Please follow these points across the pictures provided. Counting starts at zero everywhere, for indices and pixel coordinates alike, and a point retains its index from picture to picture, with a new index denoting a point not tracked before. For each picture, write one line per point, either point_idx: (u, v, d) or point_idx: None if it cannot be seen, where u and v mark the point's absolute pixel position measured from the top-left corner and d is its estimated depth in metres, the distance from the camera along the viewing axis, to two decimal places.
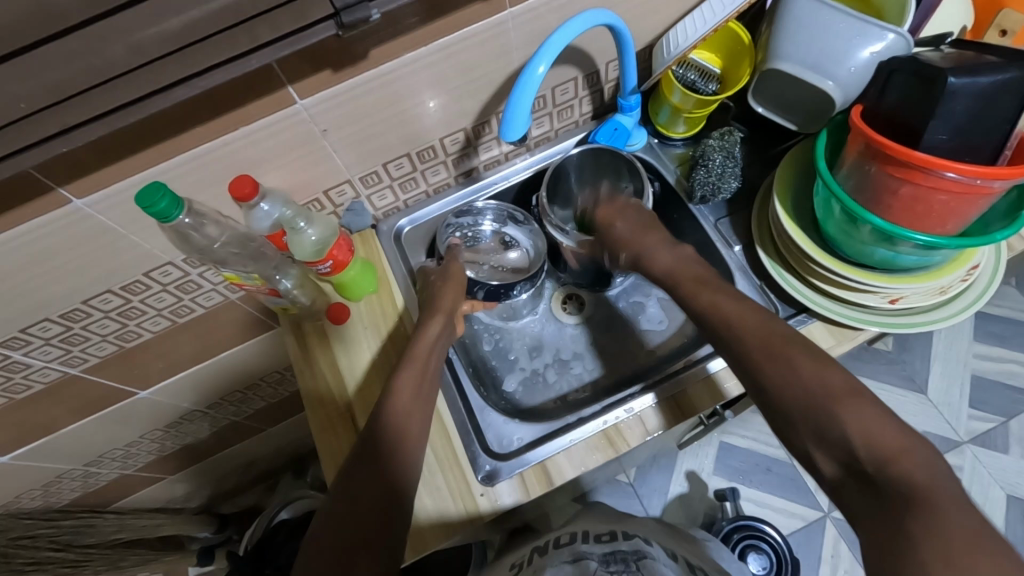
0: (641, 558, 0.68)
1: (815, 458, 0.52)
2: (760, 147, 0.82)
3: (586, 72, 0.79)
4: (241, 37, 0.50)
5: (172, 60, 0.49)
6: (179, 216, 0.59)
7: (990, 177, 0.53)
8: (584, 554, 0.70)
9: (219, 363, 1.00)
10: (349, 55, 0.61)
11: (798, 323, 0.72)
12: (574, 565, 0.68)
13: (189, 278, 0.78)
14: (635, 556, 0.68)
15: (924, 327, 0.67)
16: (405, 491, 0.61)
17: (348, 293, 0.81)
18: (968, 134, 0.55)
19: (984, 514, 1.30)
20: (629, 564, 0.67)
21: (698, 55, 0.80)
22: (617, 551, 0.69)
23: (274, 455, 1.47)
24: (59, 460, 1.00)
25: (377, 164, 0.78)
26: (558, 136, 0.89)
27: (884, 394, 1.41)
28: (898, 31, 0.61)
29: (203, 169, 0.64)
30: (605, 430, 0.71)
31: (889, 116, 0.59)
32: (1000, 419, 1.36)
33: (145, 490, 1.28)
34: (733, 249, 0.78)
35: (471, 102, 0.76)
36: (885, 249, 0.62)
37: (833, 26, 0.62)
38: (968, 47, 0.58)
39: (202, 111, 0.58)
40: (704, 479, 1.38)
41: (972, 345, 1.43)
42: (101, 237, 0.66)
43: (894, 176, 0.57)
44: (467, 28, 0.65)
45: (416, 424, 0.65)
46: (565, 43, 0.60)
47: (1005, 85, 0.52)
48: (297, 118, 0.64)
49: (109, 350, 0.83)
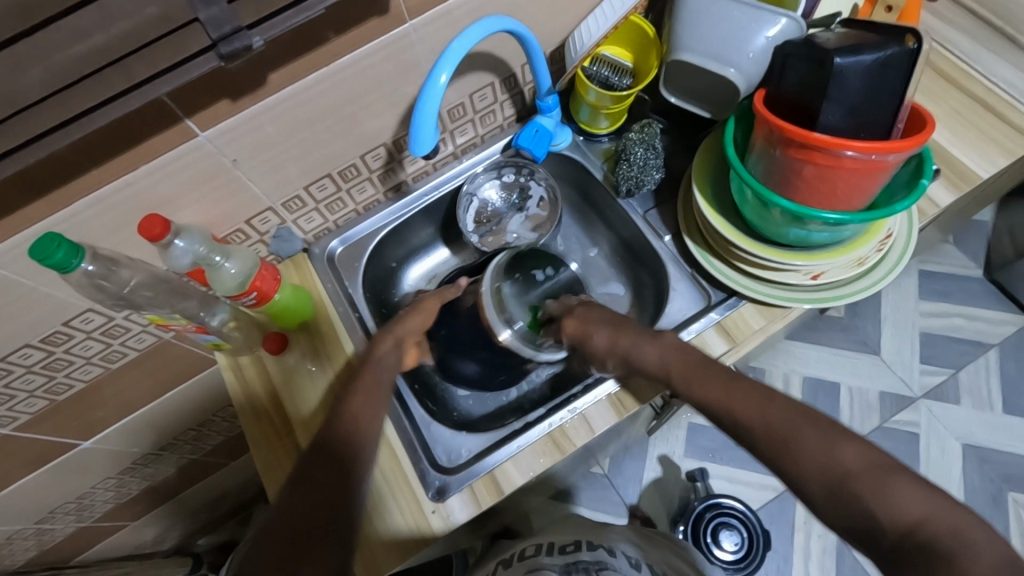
0: (601, 568, 0.71)
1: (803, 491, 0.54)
2: (680, 136, 0.83)
3: (502, 75, 0.79)
4: (116, 78, 0.48)
5: (40, 108, 0.47)
6: (80, 264, 0.57)
7: (883, 152, 0.54)
8: (544, 565, 0.72)
9: (166, 403, 0.97)
10: (245, 82, 0.59)
11: (730, 306, 0.73)
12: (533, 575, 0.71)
13: (115, 323, 0.76)
14: (596, 565, 0.72)
15: (847, 299, 0.68)
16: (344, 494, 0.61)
17: (282, 321, 0.79)
18: (861, 110, 0.56)
19: (943, 465, 1.35)
20: (590, 572, 0.70)
21: (608, 49, 0.80)
22: (578, 562, 0.72)
23: (243, 487, 1.44)
24: (6, 522, 0.96)
25: (299, 188, 0.76)
26: (484, 142, 0.89)
27: (838, 360, 1.45)
28: (790, 15, 0.62)
29: (107, 211, 0.62)
30: (551, 433, 0.71)
31: (788, 100, 0.60)
32: (949, 372, 1.41)
33: (110, 539, 1.24)
34: (663, 239, 0.79)
35: (387, 116, 0.75)
36: (798, 228, 0.63)
37: (727, 15, 0.63)
38: (855, 25, 0.59)
39: (93, 153, 0.56)
40: (676, 462, 1.39)
41: (918, 303, 1.48)
42: (7, 292, 0.63)
43: (797, 158, 0.58)
44: (368, 44, 0.64)
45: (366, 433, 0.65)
46: (466, 51, 0.60)
47: (888, 62, 0.54)
48: (200, 151, 0.63)
49: (40, 405, 0.80)
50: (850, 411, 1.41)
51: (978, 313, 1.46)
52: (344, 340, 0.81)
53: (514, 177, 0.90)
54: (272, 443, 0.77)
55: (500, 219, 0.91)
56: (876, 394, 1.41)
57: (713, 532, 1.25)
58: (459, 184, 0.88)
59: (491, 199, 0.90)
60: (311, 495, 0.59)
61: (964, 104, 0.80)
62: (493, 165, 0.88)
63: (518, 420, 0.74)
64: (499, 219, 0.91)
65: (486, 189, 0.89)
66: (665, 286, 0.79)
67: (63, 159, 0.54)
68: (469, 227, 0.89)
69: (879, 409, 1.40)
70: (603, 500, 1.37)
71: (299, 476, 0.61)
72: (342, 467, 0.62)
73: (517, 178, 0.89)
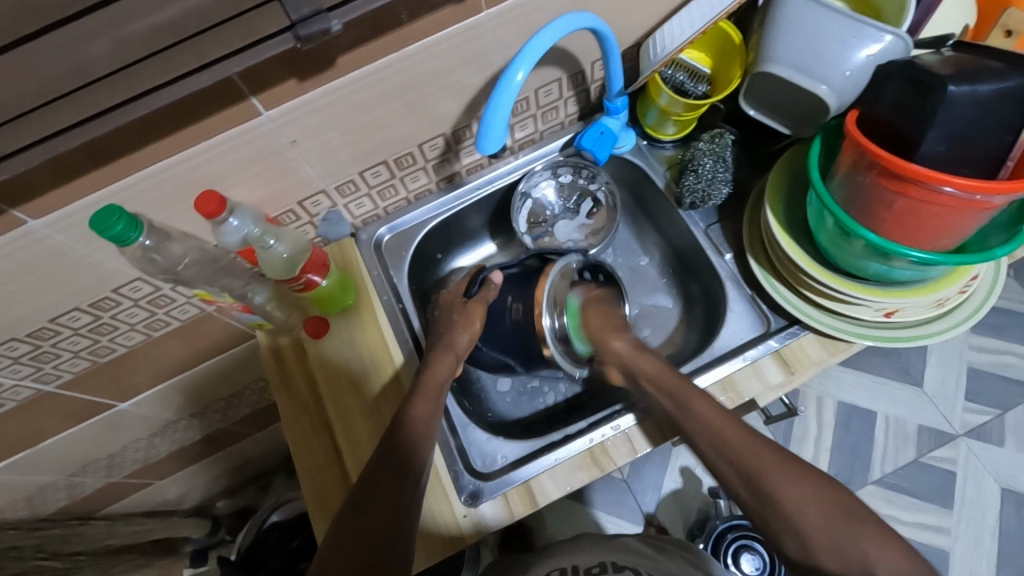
0: None
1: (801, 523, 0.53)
2: (752, 148, 0.79)
3: (571, 72, 0.76)
4: (189, 54, 0.46)
5: (113, 81, 0.45)
6: (137, 238, 0.57)
7: (989, 192, 0.50)
8: None
9: (203, 371, 0.98)
10: (314, 64, 0.57)
11: (789, 336, 0.70)
12: None
13: (161, 293, 0.75)
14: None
15: (919, 340, 0.64)
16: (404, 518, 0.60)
17: (326, 305, 0.78)
18: (971, 145, 0.52)
19: (979, 507, 1.30)
20: None
21: (688, 54, 0.77)
22: None
23: (266, 454, 1.46)
24: (43, 471, 0.98)
25: (353, 173, 0.74)
26: (543, 138, 0.86)
27: (880, 389, 1.39)
28: (896, 33, 0.57)
29: (166, 183, 0.61)
30: (590, 449, 0.69)
31: (885, 125, 0.56)
32: (996, 412, 1.35)
33: (136, 495, 1.26)
34: (723, 257, 0.76)
35: (449, 106, 0.72)
36: (878, 263, 0.59)
37: (827, 27, 0.59)
38: (970, 50, 0.55)
39: (158, 126, 0.55)
40: (698, 475, 1.36)
41: (969, 337, 1.41)
42: (61, 256, 0.63)
43: (889, 188, 0.54)
44: (439, 32, 0.61)
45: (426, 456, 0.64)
46: (545, 48, 0.57)
47: (1005, 94, 0.49)
48: (263, 129, 0.61)
49: (82, 366, 0.81)
50: (886, 442, 1.35)
51: None
52: (389, 334, 0.80)
53: (572, 178, 0.87)
54: (306, 427, 0.77)
55: (546, 221, 0.88)
56: (915, 427, 1.36)
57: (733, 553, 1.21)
58: (516, 180, 0.86)
59: (546, 196, 0.87)
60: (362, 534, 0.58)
61: None
62: (551, 163, 0.85)
63: (556, 430, 0.72)
64: (546, 220, 0.88)
65: (542, 188, 0.87)
66: (721, 305, 0.75)
67: (126, 130, 0.53)
68: (521, 228, 0.86)
69: (916, 442, 1.35)
70: (621, 506, 1.35)
71: (349, 509, 0.61)
72: (393, 504, 0.60)
73: (575, 179, 0.87)
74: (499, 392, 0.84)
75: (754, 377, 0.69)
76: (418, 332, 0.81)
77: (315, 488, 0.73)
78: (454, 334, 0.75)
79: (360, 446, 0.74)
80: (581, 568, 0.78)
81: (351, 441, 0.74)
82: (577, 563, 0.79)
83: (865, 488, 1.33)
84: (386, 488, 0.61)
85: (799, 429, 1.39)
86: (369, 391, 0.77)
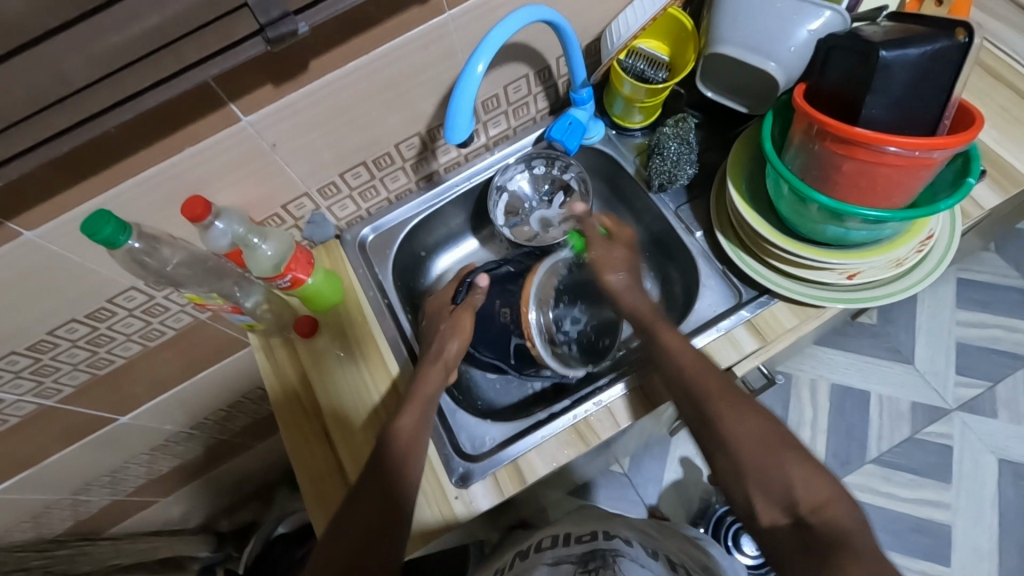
0: (617, 556, 0.72)
1: None
2: (715, 131, 0.83)
3: (537, 68, 0.79)
4: (167, 60, 0.50)
5: (97, 89, 0.49)
6: (127, 241, 0.60)
7: (928, 148, 0.53)
8: (561, 558, 0.74)
9: (202, 382, 1.00)
10: (288, 69, 0.61)
11: (760, 305, 0.72)
12: (555, 567, 0.73)
13: (155, 301, 0.78)
14: (612, 553, 0.73)
15: (883, 300, 0.67)
16: (400, 503, 0.63)
17: (315, 304, 0.81)
18: (907, 106, 0.55)
19: (976, 479, 1.30)
20: (607, 560, 0.72)
21: (644, 43, 0.81)
22: (596, 550, 0.74)
23: (269, 469, 1.47)
24: (48, 489, 1.00)
25: (334, 175, 0.78)
26: (517, 134, 0.89)
27: (869, 367, 1.41)
28: (834, 8, 0.61)
29: (153, 190, 0.64)
30: (575, 425, 0.71)
31: (830, 94, 0.59)
32: (986, 384, 1.36)
33: (141, 513, 1.28)
34: (694, 235, 0.79)
35: (422, 106, 0.75)
36: (834, 226, 0.62)
37: (770, 6, 0.62)
38: (903, 19, 0.58)
39: (142, 134, 0.58)
40: (697, 464, 1.37)
41: (955, 313, 1.43)
42: (56, 266, 0.65)
43: (837, 152, 0.57)
44: (406, 34, 0.65)
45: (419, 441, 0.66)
46: (504, 41, 0.60)
47: (937, 56, 0.52)
48: (243, 134, 0.64)
49: (82, 379, 0.83)
50: (880, 420, 1.37)
51: (1018, 324, 1.40)
52: (379, 336, 0.82)
53: (545, 169, 0.89)
54: (301, 425, 0.79)
55: (524, 210, 0.90)
56: (908, 404, 1.37)
57: (734, 536, 1.24)
58: (492, 176, 0.89)
59: (522, 187, 0.89)
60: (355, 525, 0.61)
61: (1014, 104, 0.77)
62: (524, 157, 0.88)
63: (542, 410, 0.75)
64: (523, 210, 0.90)
65: (518, 180, 0.89)
66: (695, 282, 0.78)
67: (112, 139, 0.56)
68: (500, 221, 0.88)
69: (910, 419, 1.36)
70: (623, 500, 1.36)
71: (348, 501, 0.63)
72: (390, 490, 0.63)
73: (549, 170, 0.89)
74: (488, 381, 0.87)
75: (729, 346, 0.71)
76: (405, 324, 0.84)
77: (314, 485, 0.75)
78: (446, 343, 0.75)
79: (356, 444, 0.76)
80: (574, 534, 0.80)
81: (345, 436, 0.77)
82: (570, 532, 0.81)
83: (863, 467, 1.34)
84: (379, 479, 0.63)
85: (793, 411, 1.40)
86: (363, 391, 0.79)
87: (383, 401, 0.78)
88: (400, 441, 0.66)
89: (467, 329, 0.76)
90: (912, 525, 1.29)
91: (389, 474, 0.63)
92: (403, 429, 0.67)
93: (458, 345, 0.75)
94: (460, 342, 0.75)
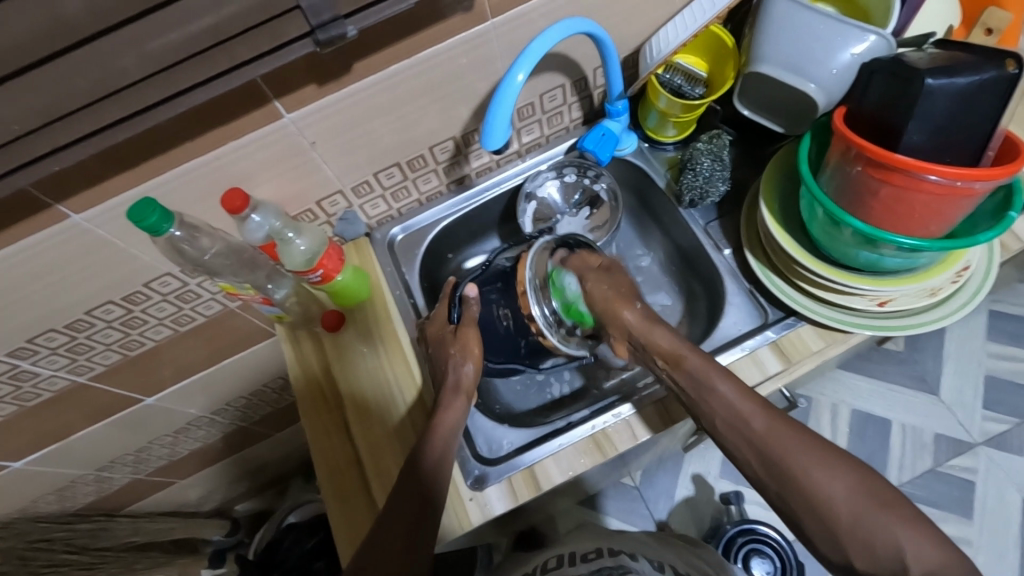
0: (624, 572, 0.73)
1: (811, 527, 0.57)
2: (749, 149, 0.83)
3: (574, 78, 0.80)
4: (220, 57, 0.51)
5: (150, 83, 0.50)
6: (168, 229, 0.61)
7: (971, 179, 0.52)
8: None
9: (226, 369, 1.02)
10: (333, 70, 0.62)
11: (787, 327, 0.72)
12: None
13: (189, 288, 0.80)
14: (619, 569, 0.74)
15: (914, 329, 0.66)
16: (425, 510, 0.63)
17: (341, 298, 0.82)
18: (948, 134, 0.54)
19: (999, 519, 1.27)
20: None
21: (683, 58, 0.81)
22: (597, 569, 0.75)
23: (284, 458, 1.49)
24: (72, 465, 1.02)
25: (368, 174, 0.79)
26: (549, 142, 0.90)
27: (894, 395, 1.38)
28: (879, 32, 0.61)
29: (196, 181, 0.66)
30: (593, 435, 0.72)
31: (871, 118, 0.59)
32: (1016, 420, 1.33)
33: (159, 494, 1.30)
34: (722, 252, 0.78)
35: (457, 112, 0.77)
36: (868, 251, 0.62)
37: (813, 28, 0.62)
38: (949, 46, 0.57)
39: (189, 127, 0.60)
40: (710, 482, 1.35)
41: (987, 345, 1.39)
42: (98, 250, 0.68)
43: (874, 178, 0.56)
44: (448, 40, 0.66)
45: (438, 444, 0.67)
46: (545, 51, 0.61)
47: (984, 86, 0.52)
48: (284, 131, 0.66)
49: (114, 359, 0.86)
50: (902, 450, 1.34)
51: None
52: (410, 349, 0.82)
53: (576, 177, 0.89)
54: (323, 416, 0.81)
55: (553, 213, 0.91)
56: (932, 435, 1.34)
57: (744, 559, 1.21)
58: (522, 182, 0.90)
59: (552, 193, 0.90)
60: (379, 558, 0.60)
61: None
62: (556, 164, 0.88)
63: (560, 419, 0.75)
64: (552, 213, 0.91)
65: (547, 188, 0.89)
66: (721, 299, 0.78)
67: (161, 130, 0.58)
68: (527, 229, 0.89)
69: (933, 450, 1.33)
70: (633, 514, 1.35)
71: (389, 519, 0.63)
72: (415, 496, 0.63)
73: (579, 179, 0.89)
74: (505, 383, 0.87)
75: (753, 366, 0.71)
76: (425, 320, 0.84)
77: (332, 480, 0.77)
78: (460, 368, 0.74)
79: (379, 454, 0.76)
80: (580, 553, 0.82)
81: (366, 432, 0.78)
82: (575, 551, 0.83)
83: None
84: (410, 507, 0.63)
85: None
86: (390, 404, 0.79)
87: (409, 415, 0.78)
88: (433, 469, 0.65)
89: (474, 345, 0.76)
90: None
91: (418, 503, 0.63)
92: (435, 446, 0.66)
93: (473, 363, 0.74)
94: (474, 367, 0.74)
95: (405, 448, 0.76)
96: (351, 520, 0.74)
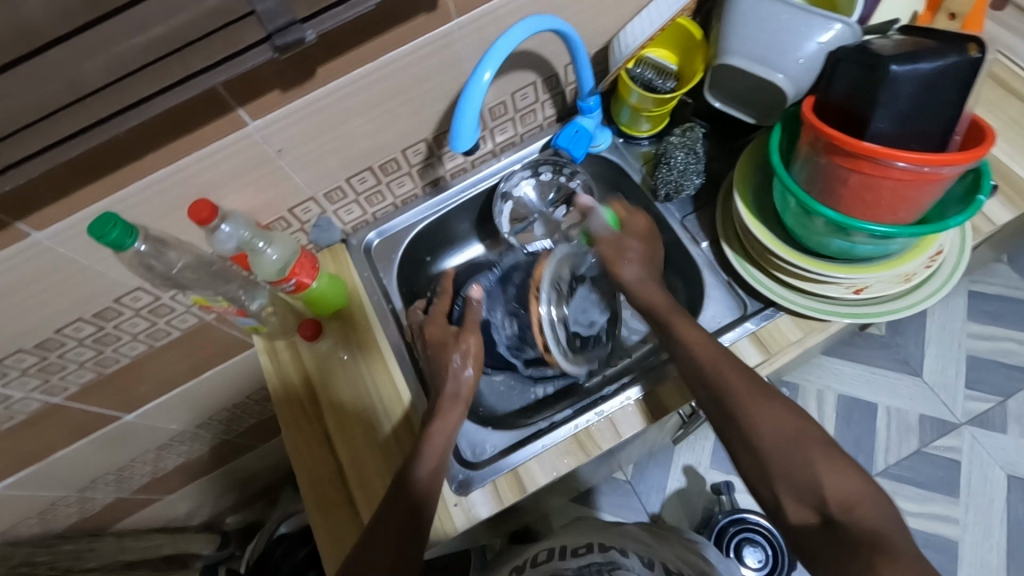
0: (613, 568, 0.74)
1: (795, 516, 0.57)
2: (722, 141, 0.83)
3: (545, 75, 0.79)
4: (175, 66, 0.50)
5: (104, 95, 0.49)
6: (133, 243, 0.60)
7: (938, 164, 0.52)
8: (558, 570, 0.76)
9: (207, 382, 1.01)
10: (296, 75, 0.61)
11: (765, 317, 0.72)
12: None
13: (161, 302, 0.79)
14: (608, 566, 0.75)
15: (890, 315, 0.66)
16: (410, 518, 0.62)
17: (318, 307, 0.81)
18: (914, 120, 0.54)
19: (984, 496, 1.28)
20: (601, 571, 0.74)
21: (653, 52, 0.81)
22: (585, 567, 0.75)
23: (273, 468, 1.47)
24: (52, 486, 1.00)
25: (340, 180, 0.78)
26: (523, 141, 0.89)
27: (878, 379, 1.39)
28: (844, 21, 0.61)
29: (162, 193, 0.65)
30: (576, 434, 0.71)
31: (839, 107, 0.58)
32: (997, 398, 1.34)
33: (145, 510, 1.28)
34: (700, 245, 0.78)
35: (428, 114, 0.76)
36: (841, 240, 0.62)
37: (779, 19, 0.62)
38: (913, 33, 0.58)
39: (150, 138, 0.58)
40: (701, 473, 1.35)
41: (966, 325, 1.41)
42: (63, 267, 0.66)
43: (844, 167, 0.56)
44: (414, 41, 0.65)
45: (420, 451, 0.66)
46: (511, 49, 0.60)
47: (947, 71, 0.52)
48: (250, 139, 0.65)
49: (88, 377, 0.84)
50: (888, 432, 1.35)
51: None
52: (390, 357, 0.81)
53: (552, 175, 0.88)
54: (303, 427, 0.79)
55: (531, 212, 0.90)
56: (916, 416, 1.35)
57: (737, 548, 1.21)
58: (497, 182, 0.89)
59: (528, 192, 0.89)
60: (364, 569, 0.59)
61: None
62: (531, 163, 0.88)
63: (543, 419, 0.75)
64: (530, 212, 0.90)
65: (523, 187, 0.89)
66: (700, 292, 0.78)
67: (121, 142, 0.57)
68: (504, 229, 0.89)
69: (918, 432, 1.34)
70: (626, 508, 1.35)
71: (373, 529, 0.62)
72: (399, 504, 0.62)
73: (555, 177, 0.88)
74: (489, 384, 0.87)
75: None
76: (404, 324, 0.84)
77: (314, 492, 0.75)
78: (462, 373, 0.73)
79: (362, 462, 0.75)
80: (570, 547, 0.81)
81: (347, 441, 0.77)
82: (567, 544, 0.82)
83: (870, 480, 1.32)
84: (394, 517, 0.62)
85: None
86: (371, 411, 0.78)
87: (391, 422, 0.77)
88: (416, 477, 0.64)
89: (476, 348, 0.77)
90: (921, 540, 1.27)
91: (401, 512, 0.62)
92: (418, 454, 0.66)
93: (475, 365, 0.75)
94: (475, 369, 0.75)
95: (387, 455, 0.75)
96: (335, 532, 0.73)
